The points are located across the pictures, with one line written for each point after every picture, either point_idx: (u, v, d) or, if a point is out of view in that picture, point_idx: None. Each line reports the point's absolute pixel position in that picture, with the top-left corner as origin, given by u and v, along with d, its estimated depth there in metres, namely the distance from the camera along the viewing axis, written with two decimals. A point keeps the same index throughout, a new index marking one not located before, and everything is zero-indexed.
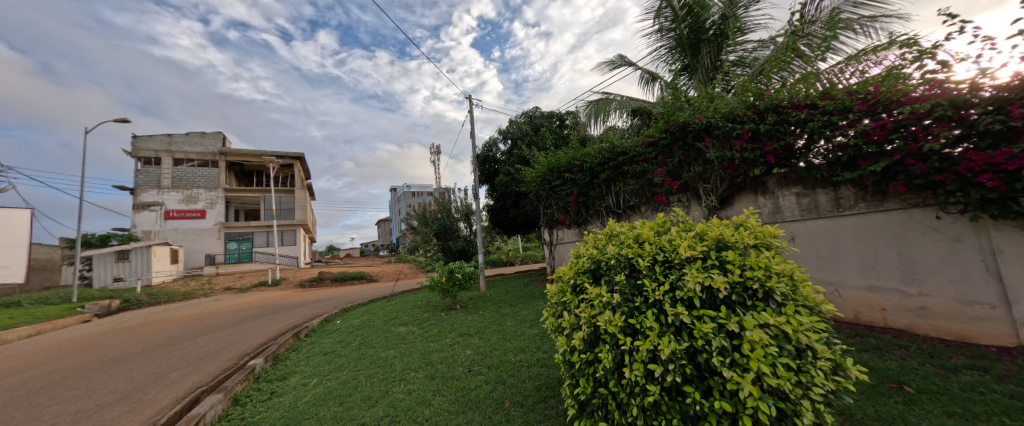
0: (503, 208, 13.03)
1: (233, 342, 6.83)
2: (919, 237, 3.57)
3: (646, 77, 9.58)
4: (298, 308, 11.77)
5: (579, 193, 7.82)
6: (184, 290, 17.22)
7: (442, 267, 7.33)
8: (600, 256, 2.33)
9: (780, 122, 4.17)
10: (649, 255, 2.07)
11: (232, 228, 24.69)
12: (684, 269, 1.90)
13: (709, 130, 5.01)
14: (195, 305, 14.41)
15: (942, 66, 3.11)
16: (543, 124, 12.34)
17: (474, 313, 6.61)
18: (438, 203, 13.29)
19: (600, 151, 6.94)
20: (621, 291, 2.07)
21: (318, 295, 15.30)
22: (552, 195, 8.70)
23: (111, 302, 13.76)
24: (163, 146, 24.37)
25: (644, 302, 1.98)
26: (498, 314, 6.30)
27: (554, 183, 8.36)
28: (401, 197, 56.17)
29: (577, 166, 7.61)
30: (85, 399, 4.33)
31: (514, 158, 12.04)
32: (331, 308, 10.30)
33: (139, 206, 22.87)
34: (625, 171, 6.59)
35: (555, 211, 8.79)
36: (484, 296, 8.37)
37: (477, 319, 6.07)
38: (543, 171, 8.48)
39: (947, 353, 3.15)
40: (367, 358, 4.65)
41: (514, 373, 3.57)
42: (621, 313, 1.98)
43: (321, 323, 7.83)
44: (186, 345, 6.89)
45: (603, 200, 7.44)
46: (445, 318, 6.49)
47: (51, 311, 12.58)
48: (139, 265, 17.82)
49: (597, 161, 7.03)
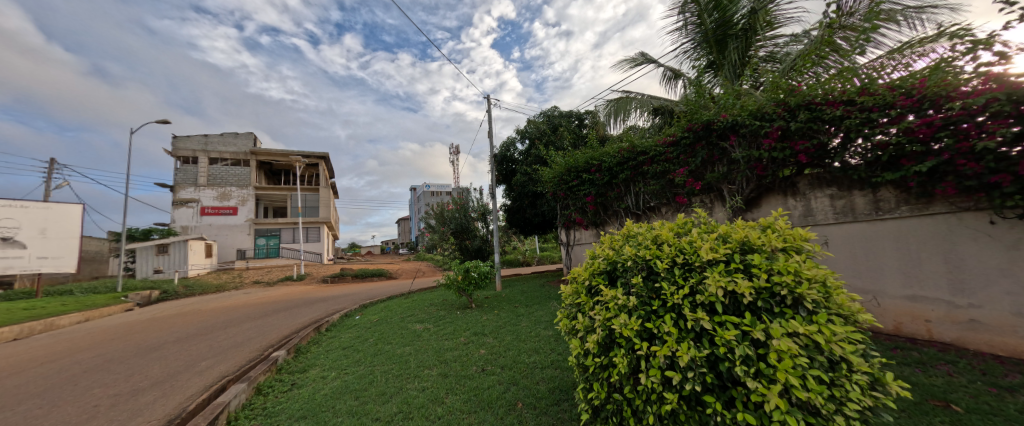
0: (520, 207, 13.00)
1: (260, 333, 7.17)
2: (969, 244, 3.30)
3: (668, 75, 9.37)
4: (320, 303, 12.17)
5: (597, 193, 7.68)
6: (216, 283, 18.20)
7: (458, 266, 7.40)
8: (616, 257, 2.25)
9: (813, 120, 3.90)
10: (668, 258, 1.98)
11: (262, 225, 25.90)
12: (705, 273, 1.80)
13: (735, 128, 4.81)
14: (226, 297, 15.21)
15: (1000, 56, 2.83)
16: (562, 124, 12.27)
17: (489, 312, 6.65)
18: (456, 203, 13.47)
19: (616, 150, 6.85)
20: (638, 294, 1.99)
21: (339, 291, 15.77)
22: (569, 195, 8.60)
23: (151, 293, 14.85)
24: (199, 145, 25.82)
25: (662, 306, 1.90)
26: (513, 314, 6.31)
27: (572, 183, 8.26)
28: (420, 197, 57.24)
29: (595, 166, 7.47)
30: (123, 383, 4.62)
31: (532, 158, 12.06)
32: (351, 304, 10.62)
33: (178, 202, 24.39)
34: (645, 171, 6.40)
35: (572, 212, 8.70)
36: (499, 295, 8.37)
37: (492, 318, 6.09)
38: (560, 171, 8.42)
39: (1001, 371, 2.87)
40: (384, 354, 4.74)
41: (527, 375, 3.54)
42: (638, 316, 1.91)
43: (341, 317, 8.07)
44: (216, 336, 7.24)
45: (622, 201, 7.29)
46: (460, 316, 6.54)
47: (99, 300, 13.65)
48: (177, 257, 19.08)
49: (615, 161, 6.86)
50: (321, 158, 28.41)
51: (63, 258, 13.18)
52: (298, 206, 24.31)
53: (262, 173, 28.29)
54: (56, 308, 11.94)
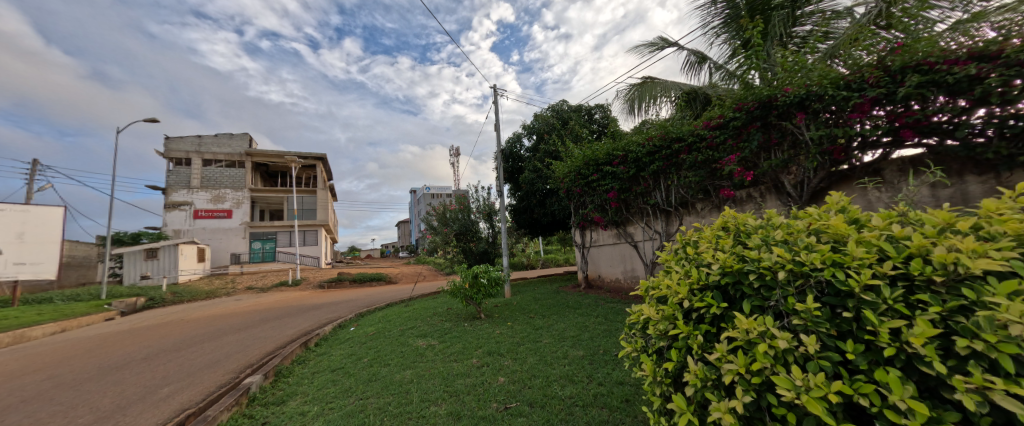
0: (527, 207, 12.20)
1: (241, 349, 6.31)
2: None
3: (691, 60, 8.60)
4: (314, 310, 11.31)
5: (620, 188, 6.86)
6: (207, 289, 17.39)
7: (465, 271, 6.56)
8: (741, 264, 1.38)
9: (925, 85, 3.03)
10: (863, 266, 1.11)
11: (257, 228, 25.11)
12: (974, 297, 0.93)
13: (803, 104, 3.92)
14: (216, 304, 14.37)
15: None
16: (573, 118, 11.48)
17: (501, 324, 5.81)
18: (459, 202, 12.62)
19: (645, 138, 5.96)
20: (809, 330, 1.12)
21: (336, 297, 14.92)
22: (587, 191, 7.80)
23: (137, 300, 14.05)
24: (193, 146, 25.03)
25: (871, 356, 1.03)
26: (530, 326, 5.47)
27: (590, 178, 7.42)
28: (420, 199, 56.54)
29: (618, 158, 6.58)
30: (59, 419, 3.77)
31: (541, 153, 11.29)
32: (346, 312, 9.77)
33: (170, 205, 23.60)
34: (681, 161, 5.51)
35: (590, 210, 7.91)
36: (510, 303, 7.52)
37: (506, 332, 5.26)
38: (577, 165, 7.59)
39: None
40: (379, 381, 3.88)
41: (566, 418, 2.67)
42: (822, 374, 1.04)
43: (333, 329, 7.22)
44: (191, 351, 6.39)
45: (649, 197, 6.48)
46: (469, 329, 5.70)
47: (80, 309, 12.84)
48: (166, 263, 18.11)
49: (644, 152, 5.92)
50: (319, 159, 27.65)
51: (41, 264, 12.36)
52: (295, 208, 23.53)
53: (258, 175, 27.53)
54: (31, 317, 11.12)
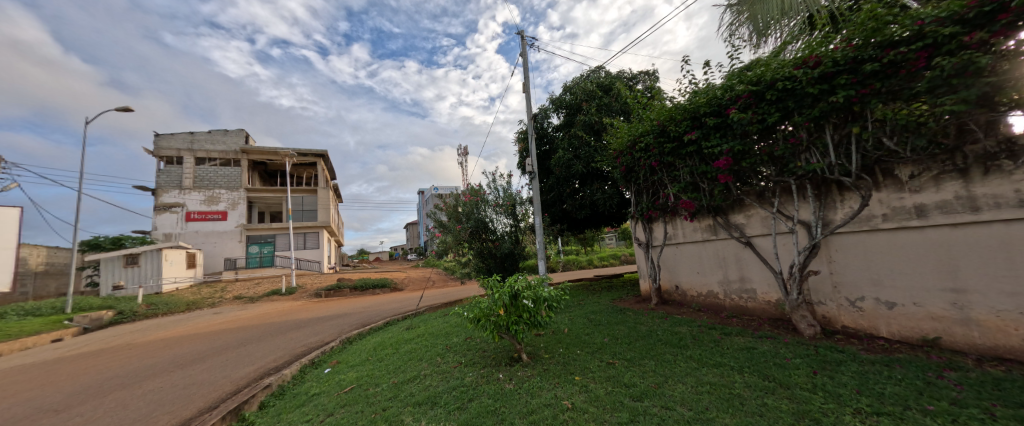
0: (559, 199, 9.75)
1: (146, 414, 3.98)
2: None
3: None
4: (298, 329, 9.03)
5: (739, 152, 4.28)
6: (191, 299, 15.39)
7: (496, 288, 4.13)
8: None
9: None
10: None
11: (254, 231, 23.22)
12: None
13: None
14: (193, 318, 12.27)
15: None
16: (617, 83, 8.98)
17: (563, 381, 3.35)
18: (473, 193, 10.14)
19: (814, 53, 3.42)
20: None
21: (332, 308, 12.66)
22: (670, 164, 5.30)
23: (102, 314, 12.05)
24: (185, 144, 23.28)
25: None
26: (623, 391, 2.99)
27: (681, 140, 4.87)
28: (428, 200, 54.43)
29: (741, 99, 4.02)
30: None
31: (579, 127, 8.83)
32: (332, 336, 7.46)
33: (161, 207, 21.88)
34: (904, 82, 3.02)
35: (672, 191, 5.40)
36: (559, 333, 5.08)
37: (581, 406, 2.80)
38: (659, 121, 5.08)
39: None
40: None
41: None
42: None
43: (297, 375, 4.84)
44: (69, 415, 4.10)
45: (797, 162, 3.92)
46: (509, 391, 3.27)
47: (32, 326, 10.91)
48: (147, 270, 16.17)
49: (810, 78, 3.41)
50: (319, 156, 25.72)
51: None
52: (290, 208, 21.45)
53: (255, 175, 25.68)
54: None
